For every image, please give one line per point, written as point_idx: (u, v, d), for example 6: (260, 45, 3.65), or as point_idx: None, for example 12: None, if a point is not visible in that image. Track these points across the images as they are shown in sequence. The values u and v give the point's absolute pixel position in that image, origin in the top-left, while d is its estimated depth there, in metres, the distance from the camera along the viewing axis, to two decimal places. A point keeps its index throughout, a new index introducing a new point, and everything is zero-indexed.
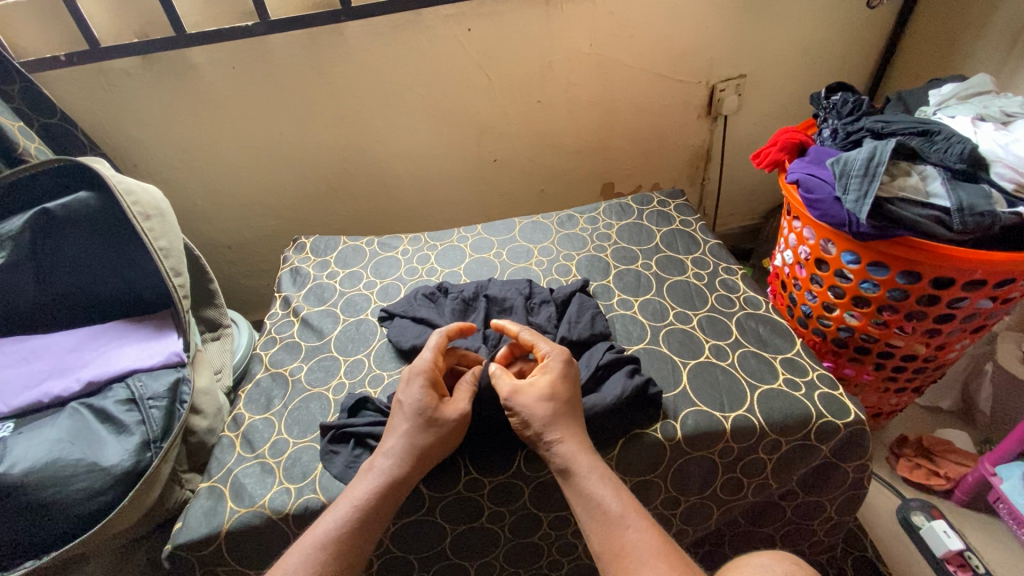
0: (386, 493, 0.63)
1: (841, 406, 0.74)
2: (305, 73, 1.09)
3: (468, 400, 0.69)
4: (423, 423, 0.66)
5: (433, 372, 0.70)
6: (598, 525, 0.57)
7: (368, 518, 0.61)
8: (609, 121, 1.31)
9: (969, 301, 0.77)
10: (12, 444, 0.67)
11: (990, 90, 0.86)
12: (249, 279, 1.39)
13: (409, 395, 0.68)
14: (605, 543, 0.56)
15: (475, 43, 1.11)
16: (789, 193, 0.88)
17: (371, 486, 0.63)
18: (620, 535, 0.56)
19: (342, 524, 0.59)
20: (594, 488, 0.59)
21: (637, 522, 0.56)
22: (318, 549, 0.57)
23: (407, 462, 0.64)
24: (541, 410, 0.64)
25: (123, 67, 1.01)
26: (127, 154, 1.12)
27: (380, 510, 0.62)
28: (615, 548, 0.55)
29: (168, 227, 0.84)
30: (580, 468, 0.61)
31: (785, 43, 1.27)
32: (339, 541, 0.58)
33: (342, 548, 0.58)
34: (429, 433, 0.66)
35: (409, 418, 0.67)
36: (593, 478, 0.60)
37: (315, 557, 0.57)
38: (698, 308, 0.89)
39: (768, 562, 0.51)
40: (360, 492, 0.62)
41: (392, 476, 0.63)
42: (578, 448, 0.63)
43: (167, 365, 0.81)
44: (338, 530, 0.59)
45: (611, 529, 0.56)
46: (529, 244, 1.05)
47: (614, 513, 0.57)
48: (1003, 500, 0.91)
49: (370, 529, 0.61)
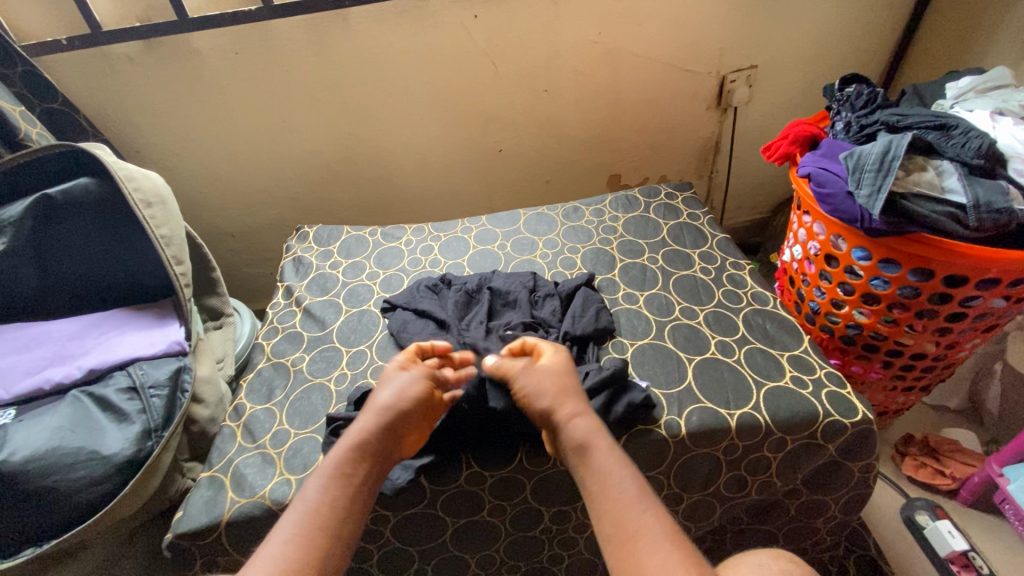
0: (365, 446, 0.61)
1: (848, 405, 0.72)
2: (309, 60, 1.07)
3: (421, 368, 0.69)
4: (397, 388, 0.66)
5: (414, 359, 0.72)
6: (611, 507, 0.55)
7: (350, 470, 0.59)
8: (617, 112, 1.29)
9: (981, 300, 0.76)
10: (12, 432, 0.66)
11: (1010, 84, 0.84)
12: (252, 267, 1.39)
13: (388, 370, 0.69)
14: (617, 525, 0.54)
15: (482, 30, 1.09)
16: (800, 187, 0.86)
17: (349, 443, 0.61)
18: (632, 519, 0.53)
19: (324, 479, 0.58)
20: (611, 469, 0.57)
21: (653, 508, 0.54)
22: (304, 503, 0.55)
23: (382, 418, 0.63)
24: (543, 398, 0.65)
25: (124, 52, 1.00)
26: (129, 141, 1.11)
27: (362, 463, 0.60)
28: (628, 530, 0.53)
29: (170, 214, 0.83)
30: (597, 445, 0.60)
31: (797, 33, 1.25)
32: (318, 498, 0.56)
33: (328, 499, 0.56)
34: (385, 391, 0.66)
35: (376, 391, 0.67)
36: (609, 460, 0.58)
37: (302, 512, 0.54)
38: (704, 303, 0.88)
39: (765, 559, 0.53)
40: (339, 449, 0.60)
41: (359, 433, 0.61)
42: (592, 426, 0.62)
43: (169, 354, 0.81)
44: (322, 484, 0.57)
45: (624, 512, 0.54)
46: (534, 236, 1.04)
47: (630, 496, 0.55)
48: (1009, 501, 0.89)
49: (355, 482, 0.58)
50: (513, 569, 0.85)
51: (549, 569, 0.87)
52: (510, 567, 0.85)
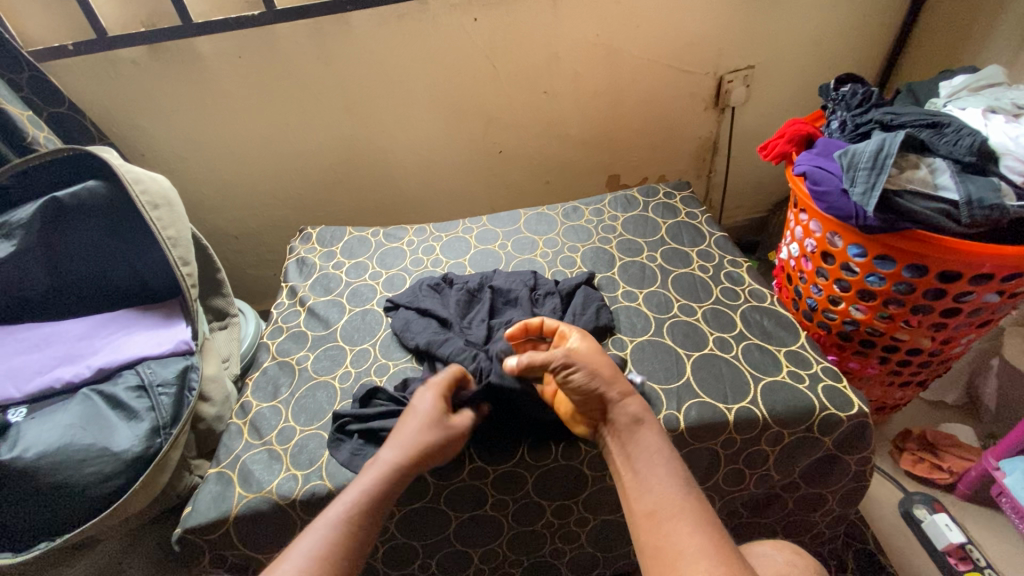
0: (392, 482, 0.62)
1: (844, 399, 0.74)
2: (312, 63, 1.09)
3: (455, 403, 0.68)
4: (429, 428, 0.65)
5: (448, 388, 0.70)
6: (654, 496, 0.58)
7: (374, 503, 0.60)
8: (616, 112, 1.30)
9: (975, 296, 0.77)
10: (25, 429, 0.68)
11: (1002, 82, 0.85)
12: (255, 269, 1.40)
13: (422, 400, 0.68)
14: (660, 502, 0.57)
15: (482, 33, 1.11)
16: (796, 186, 0.87)
17: (376, 474, 0.62)
18: (671, 509, 0.56)
19: (351, 508, 0.58)
20: (656, 462, 0.61)
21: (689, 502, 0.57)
22: (330, 530, 0.56)
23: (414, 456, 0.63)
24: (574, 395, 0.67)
25: (130, 57, 1.01)
26: (135, 144, 1.13)
27: (385, 499, 0.61)
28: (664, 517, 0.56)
29: (176, 216, 0.85)
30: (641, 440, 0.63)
31: (794, 34, 1.26)
32: (352, 521, 0.58)
33: (353, 530, 0.57)
34: (433, 430, 0.65)
35: (416, 420, 0.66)
36: (653, 454, 0.61)
37: (329, 539, 0.56)
38: (703, 300, 0.89)
39: (770, 551, 0.58)
40: (369, 480, 0.61)
41: (397, 465, 0.62)
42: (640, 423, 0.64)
43: (176, 353, 0.82)
44: (349, 513, 0.58)
45: (664, 501, 0.57)
46: (534, 236, 1.05)
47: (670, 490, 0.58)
48: (1006, 494, 0.91)
49: (376, 517, 0.60)
50: (516, 562, 0.87)
51: (551, 563, 0.88)
52: (513, 560, 0.86)
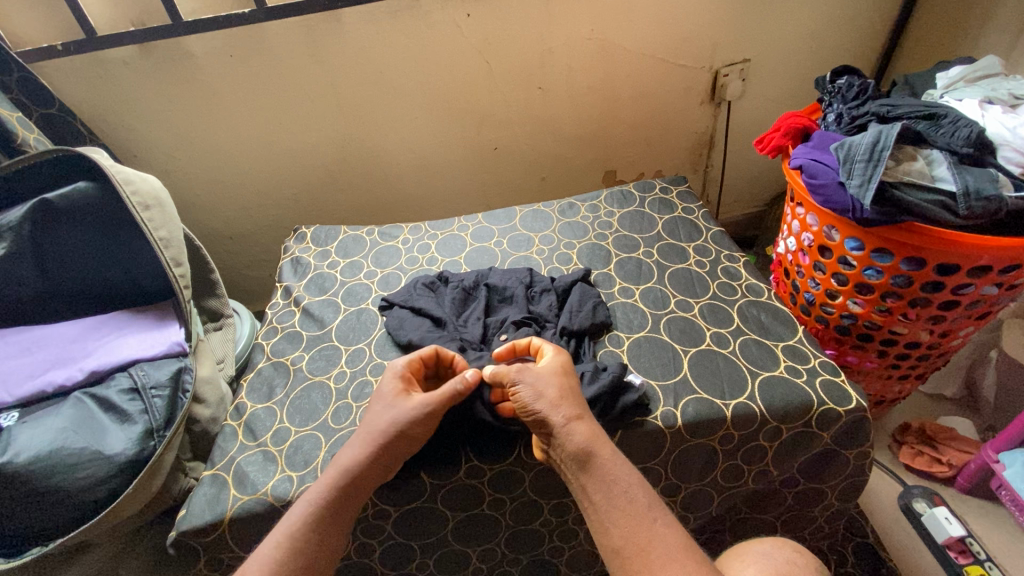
0: (347, 486, 0.61)
1: (842, 393, 0.73)
2: (304, 61, 1.08)
3: (438, 395, 0.67)
4: (385, 419, 0.65)
5: (409, 370, 0.71)
6: (624, 517, 0.56)
7: (327, 511, 0.59)
8: (612, 108, 1.29)
9: (974, 288, 0.76)
10: (16, 434, 0.67)
11: (999, 72, 0.84)
12: (251, 269, 1.40)
13: (379, 390, 0.68)
14: (630, 536, 0.55)
15: (475, 28, 1.10)
16: (793, 179, 0.86)
17: (330, 481, 0.61)
18: (647, 528, 0.55)
19: (297, 520, 0.58)
20: (619, 475, 0.59)
21: (664, 515, 0.56)
22: (273, 546, 0.56)
23: (369, 453, 0.63)
24: (555, 383, 0.66)
25: (120, 57, 1.00)
26: (127, 145, 1.12)
27: (342, 505, 0.60)
28: (640, 542, 0.54)
29: (168, 217, 0.84)
30: (602, 450, 0.60)
31: (790, 26, 1.25)
32: (297, 534, 0.57)
33: (298, 544, 0.57)
34: (390, 422, 0.64)
35: (372, 413, 0.66)
36: (616, 463, 0.59)
37: (270, 556, 0.55)
38: (700, 296, 0.89)
39: (769, 550, 0.58)
40: (322, 488, 0.61)
41: (351, 468, 0.62)
42: (596, 431, 0.62)
43: (169, 354, 0.82)
44: (294, 526, 0.58)
45: (637, 522, 0.55)
46: (529, 233, 1.05)
47: (641, 503, 0.56)
48: (1005, 486, 0.90)
49: (331, 528, 0.59)
50: (514, 562, 0.86)
51: (550, 561, 0.88)
52: (511, 559, 0.85)
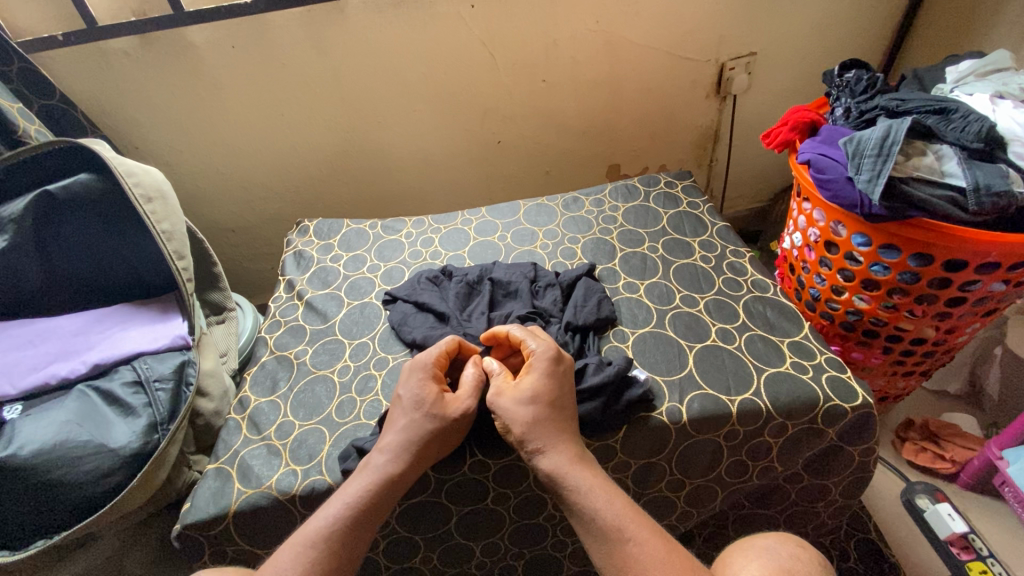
0: (382, 490, 0.62)
1: (848, 389, 0.73)
2: (306, 53, 1.07)
3: (471, 396, 0.68)
4: (423, 423, 0.65)
5: (436, 366, 0.70)
6: (596, 541, 0.57)
7: (363, 514, 0.60)
8: (617, 101, 1.28)
9: (981, 284, 0.76)
10: (21, 426, 0.67)
11: (1010, 67, 0.84)
12: (252, 262, 1.39)
13: (409, 390, 0.68)
14: (606, 558, 0.56)
15: (479, 20, 1.09)
16: (800, 174, 0.86)
17: (367, 483, 0.62)
18: (620, 550, 0.56)
19: (334, 521, 0.58)
20: (586, 501, 0.59)
21: (637, 533, 0.56)
22: (309, 546, 0.56)
23: (406, 459, 0.64)
24: (524, 413, 0.64)
25: (121, 47, 0.99)
26: (127, 137, 1.11)
27: (376, 507, 0.61)
28: (618, 563, 0.56)
29: (171, 210, 0.83)
30: (566, 480, 0.61)
31: (797, 19, 1.24)
32: (333, 539, 0.57)
33: (334, 547, 0.57)
34: (431, 427, 0.65)
35: (408, 413, 0.66)
36: (583, 491, 0.60)
37: (306, 555, 0.55)
38: (705, 291, 0.88)
39: (772, 545, 0.58)
40: (357, 489, 0.61)
41: (390, 472, 0.63)
42: (565, 457, 0.62)
43: (173, 348, 0.81)
44: (331, 527, 0.58)
45: (610, 545, 0.56)
46: (534, 227, 1.04)
47: (610, 527, 0.57)
48: (1009, 483, 0.90)
49: (365, 529, 0.60)
50: (518, 556, 0.86)
51: (554, 555, 0.88)
52: (515, 554, 0.86)
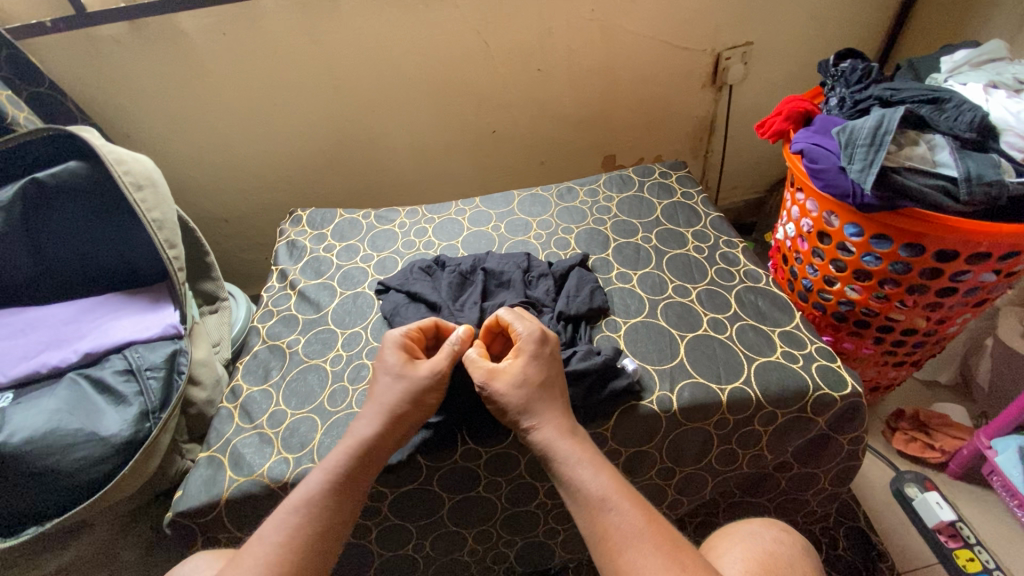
0: (362, 455, 0.63)
1: (838, 378, 0.73)
2: (299, 41, 1.06)
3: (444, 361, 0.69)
4: (396, 387, 0.67)
5: (408, 340, 0.72)
6: (591, 504, 0.57)
7: (345, 478, 0.61)
8: (613, 91, 1.28)
9: (971, 275, 0.76)
10: (11, 414, 0.67)
11: (1004, 57, 0.83)
12: (247, 252, 1.39)
13: (384, 360, 0.70)
14: (590, 528, 0.56)
15: (473, 8, 1.08)
16: (793, 164, 0.86)
17: (346, 449, 0.63)
18: (601, 518, 0.56)
19: (315, 488, 0.60)
20: (573, 473, 0.59)
21: (619, 504, 0.57)
22: (292, 512, 0.58)
23: (382, 424, 0.65)
24: (514, 397, 0.64)
25: (110, 34, 0.98)
26: (117, 125, 1.10)
27: (357, 472, 0.62)
28: (598, 531, 0.56)
29: (161, 198, 0.83)
30: (558, 452, 0.61)
31: (793, 9, 1.23)
32: (313, 504, 0.59)
33: (315, 510, 0.58)
34: (404, 388, 0.67)
35: (383, 382, 0.68)
36: (571, 464, 0.60)
37: (288, 520, 0.57)
38: (697, 281, 0.89)
39: (757, 529, 0.59)
40: (336, 456, 0.63)
41: (368, 438, 0.64)
42: (555, 429, 0.63)
43: (164, 337, 0.81)
44: (311, 493, 0.59)
45: (592, 512, 0.57)
46: (528, 217, 1.04)
47: (594, 497, 0.57)
48: (998, 472, 0.91)
49: (348, 491, 0.61)
50: (509, 543, 0.87)
51: (545, 543, 0.89)
52: (506, 541, 0.86)
